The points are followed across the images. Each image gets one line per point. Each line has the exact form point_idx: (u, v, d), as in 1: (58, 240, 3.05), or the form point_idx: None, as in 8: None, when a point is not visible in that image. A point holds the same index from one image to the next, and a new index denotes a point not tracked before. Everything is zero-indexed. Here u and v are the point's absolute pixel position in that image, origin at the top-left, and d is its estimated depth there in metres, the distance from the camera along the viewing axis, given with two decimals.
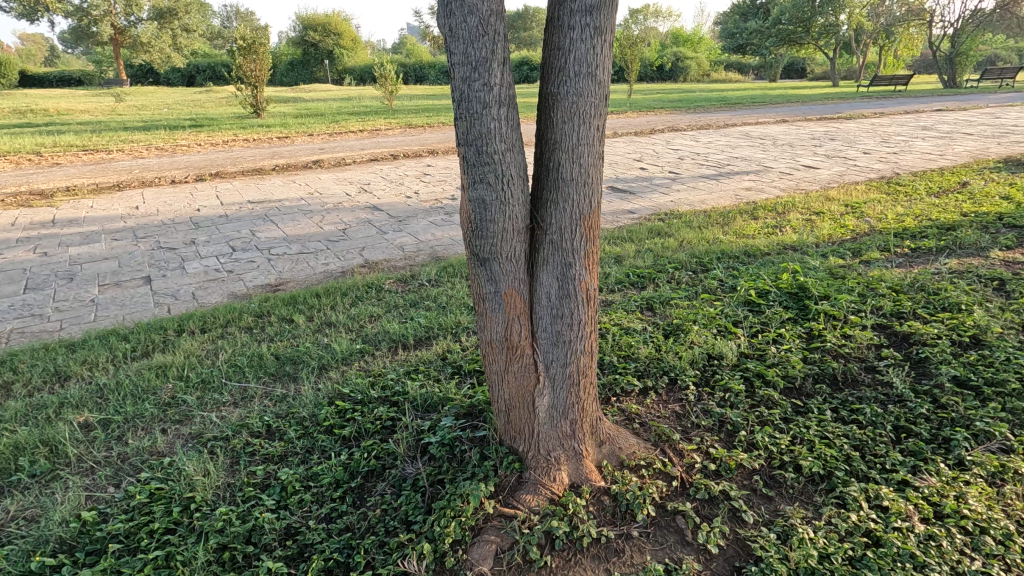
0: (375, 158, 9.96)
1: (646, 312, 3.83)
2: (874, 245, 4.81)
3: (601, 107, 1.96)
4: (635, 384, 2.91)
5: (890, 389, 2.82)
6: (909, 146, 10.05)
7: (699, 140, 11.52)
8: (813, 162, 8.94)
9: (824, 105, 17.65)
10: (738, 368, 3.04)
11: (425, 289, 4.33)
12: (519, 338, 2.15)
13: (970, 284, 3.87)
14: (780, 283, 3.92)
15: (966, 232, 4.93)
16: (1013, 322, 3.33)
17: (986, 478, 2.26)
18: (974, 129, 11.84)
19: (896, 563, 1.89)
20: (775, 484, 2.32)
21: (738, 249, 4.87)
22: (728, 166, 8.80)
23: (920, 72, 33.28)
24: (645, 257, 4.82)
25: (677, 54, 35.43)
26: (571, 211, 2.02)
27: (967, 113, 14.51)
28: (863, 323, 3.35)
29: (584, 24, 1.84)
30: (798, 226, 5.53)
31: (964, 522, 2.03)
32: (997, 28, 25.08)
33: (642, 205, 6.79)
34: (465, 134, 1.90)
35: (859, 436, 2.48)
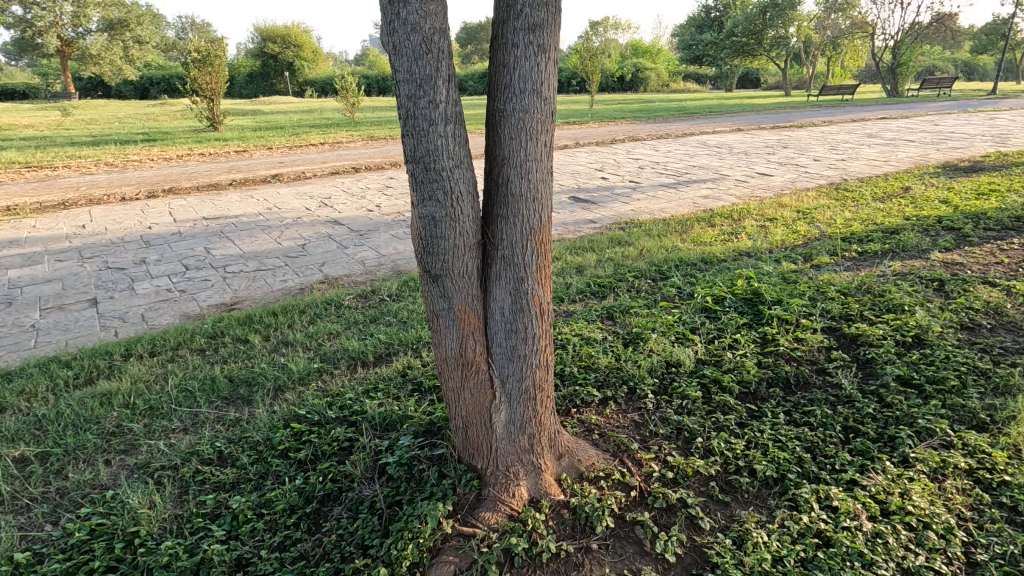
0: (336, 171, 9.84)
1: (606, 321, 3.87)
2: (824, 250, 4.99)
3: (547, 123, 1.98)
4: (595, 394, 2.93)
5: (839, 390, 2.91)
6: (856, 153, 10.51)
7: (658, 149, 11.80)
8: (767, 170, 9.25)
9: (777, 114, 18.36)
10: (696, 374, 3.10)
11: (386, 304, 4.27)
12: (473, 354, 2.14)
13: (912, 286, 4.05)
14: (735, 289, 4.02)
15: (909, 235, 5.17)
16: (952, 321, 3.49)
17: (929, 474, 2.34)
18: (916, 135, 12.46)
19: (846, 563, 1.94)
20: (730, 489, 2.36)
21: (695, 257, 4.98)
22: (686, 175, 9.03)
23: (865, 82, 34.93)
24: (605, 266, 4.88)
25: (636, 65, 36.33)
26: (521, 225, 2.03)
27: (908, 121, 15.28)
28: (813, 326, 3.47)
29: (528, 42, 1.86)
30: (752, 232, 5.70)
31: (909, 518, 2.10)
32: (933, 41, 26.57)
33: (603, 214, 6.89)
34: (413, 152, 1.89)
35: (810, 439, 2.55)
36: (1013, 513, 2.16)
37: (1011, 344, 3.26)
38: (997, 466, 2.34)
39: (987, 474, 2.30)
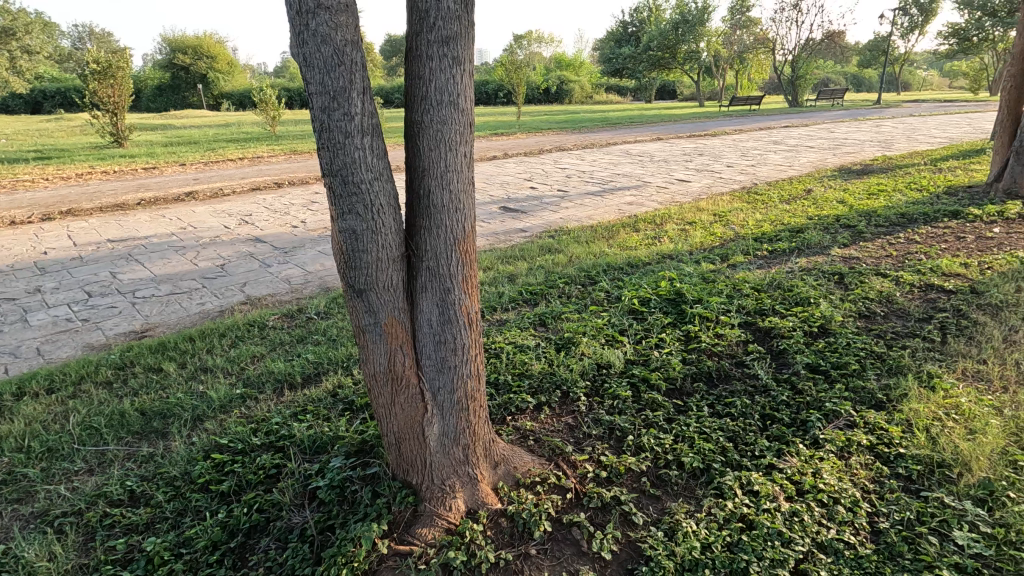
0: (257, 187, 9.42)
1: (539, 328, 3.92)
2: (738, 250, 5.31)
3: (466, 134, 2.01)
4: (530, 401, 2.96)
5: (756, 380, 3.10)
6: (764, 159, 11.29)
7: (584, 158, 12.15)
8: (686, 176, 9.75)
9: (693, 123, 19.42)
10: (625, 374, 3.20)
11: (314, 323, 4.12)
12: (403, 368, 2.11)
13: (817, 280, 4.38)
14: (660, 290, 4.20)
15: (812, 234, 5.60)
16: (851, 311, 3.81)
17: (836, 452, 2.53)
18: (814, 142, 13.55)
19: (767, 543, 2.06)
20: (661, 483, 2.44)
21: (622, 261, 5.15)
22: (611, 183, 9.34)
23: (770, 93, 37.67)
24: (537, 274, 4.96)
25: (560, 78, 37.35)
26: (445, 236, 2.03)
27: (808, 129, 16.60)
28: (731, 322, 3.67)
29: (442, 55, 1.87)
30: (673, 236, 5.97)
31: (821, 496, 2.25)
32: (825, 55, 29.05)
33: (533, 223, 7.00)
34: (330, 164, 1.85)
35: (732, 429, 2.70)
36: (909, 481, 2.37)
37: (901, 329, 3.60)
38: (894, 441, 2.56)
39: (886, 449, 2.52)
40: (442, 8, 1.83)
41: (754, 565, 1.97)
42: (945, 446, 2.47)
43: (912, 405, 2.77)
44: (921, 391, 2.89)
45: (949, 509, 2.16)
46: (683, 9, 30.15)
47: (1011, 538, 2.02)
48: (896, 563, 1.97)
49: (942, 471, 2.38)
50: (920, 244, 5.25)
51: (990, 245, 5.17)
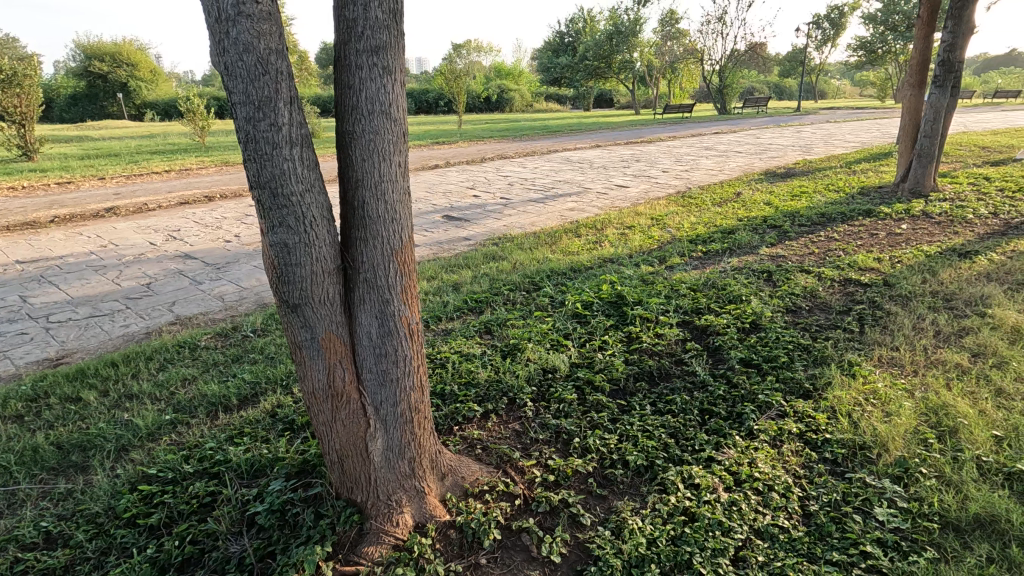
0: (185, 200, 8.96)
1: (484, 336, 3.92)
2: (675, 252, 5.51)
3: (399, 144, 1.99)
4: (476, 409, 2.95)
5: (694, 377, 3.22)
6: (697, 164, 11.79)
7: (526, 166, 12.30)
8: (624, 182, 10.04)
9: (630, 131, 20.04)
10: (571, 377, 3.25)
11: (251, 340, 3.96)
12: (343, 384, 2.06)
13: (748, 278, 4.61)
14: (601, 294, 4.29)
15: (742, 235, 5.89)
16: (779, 306, 4.03)
17: (770, 441, 2.66)
18: (742, 148, 14.28)
19: (709, 533, 2.13)
20: (608, 483, 2.49)
21: (565, 266, 5.24)
22: (553, 189, 9.50)
23: (701, 101, 39.38)
24: (481, 282, 4.96)
25: (501, 87, 37.70)
26: (381, 247, 2.00)
27: (736, 135, 17.48)
28: (669, 322, 3.81)
29: (371, 64, 1.85)
30: (614, 240, 6.12)
31: (756, 484, 2.36)
32: (749, 66, 30.72)
33: (477, 231, 7.01)
34: (257, 177, 1.79)
35: (672, 425, 2.79)
36: (835, 465, 2.52)
37: (824, 321, 3.84)
38: (821, 427, 2.72)
39: (814, 435, 2.67)
40: (370, 17, 1.81)
41: (697, 556, 2.03)
42: (865, 429, 2.65)
43: (835, 393, 2.95)
44: (843, 378, 3.09)
45: (871, 487, 2.32)
46: (617, 20, 31.10)
47: (924, 510, 2.18)
48: (826, 542, 2.09)
49: (864, 452, 2.55)
50: (839, 241, 5.63)
51: (898, 240, 5.61)
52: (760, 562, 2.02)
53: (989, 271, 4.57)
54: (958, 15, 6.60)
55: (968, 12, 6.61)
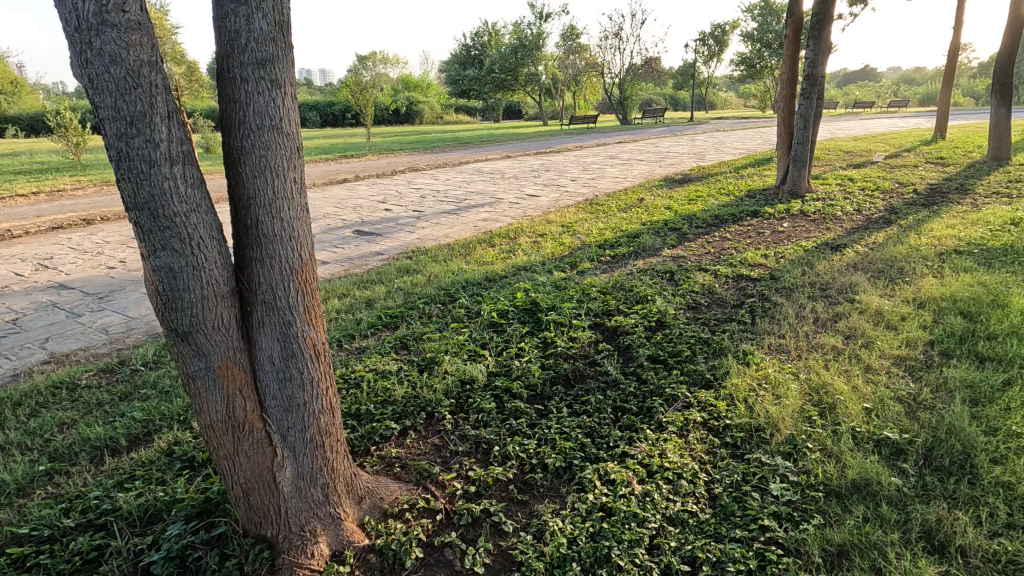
0: (58, 225, 8.08)
1: (400, 351, 3.84)
2: (585, 257, 5.71)
3: (294, 159, 1.93)
4: (394, 427, 2.90)
5: (607, 376, 3.35)
6: (602, 172, 12.32)
7: (438, 178, 12.26)
8: (535, 191, 10.27)
9: (539, 141, 20.61)
10: (489, 387, 3.27)
11: (141, 375, 3.62)
12: (245, 413, 1.94)
13: (653, 279, 4.87)
14: (516, 302, 4.36)
15: (646, 238, 6.23)
16: (681, 304, 4.30)
17: (677, 431, 2.81)
18: (643, 155, 15.12)
19: (625, 525, 2.22)
20: (528, 487, 2.52)
21: (479, 276, 5.27)
22: (466, 201, 9.54)
23: (604, 112, 41.29)
24: (396, 296, 4.87)
25: (410, 99, 37.44)
26: (280, 266, 1.92)
27: (637, 144, 18.48)
28: (582, 325, 3.95)
29: (258, 77, 1.78)
30: (526, 248, 6.24)
31: (667, 474, 2.49)
32: (645, 79, 32.65)
33: (389, 245, 6.87)
34: (134, 198, 1.66)
35: (588, 425, 2.88)
36: (735, 448, 2.71)
37: (721, 315, 4.14)
38: (721, 414, 2.92)
39: (715, 422, 2.86)
40: (254, 29, 1.75)
41: (615, 549, 2.10)
42: (759, 412, 2.88)
43: (733, 381, 3.18)
44: (739, 366, 3.34)
45: (766, 466, 2.52)
46: (521, 34, 31.87)
47: (812, 481, 2.40)
48: (730, 521, 2.23)
49: (759, 434, 2.76)
50: (731, 241, 6.09)
51: (781, 237, 6.17)
52: (672, 547, 2.12)
53: (856, 261, 5.13)
54: (818, 35, 7.41)
55: (826, 32, 7.42)
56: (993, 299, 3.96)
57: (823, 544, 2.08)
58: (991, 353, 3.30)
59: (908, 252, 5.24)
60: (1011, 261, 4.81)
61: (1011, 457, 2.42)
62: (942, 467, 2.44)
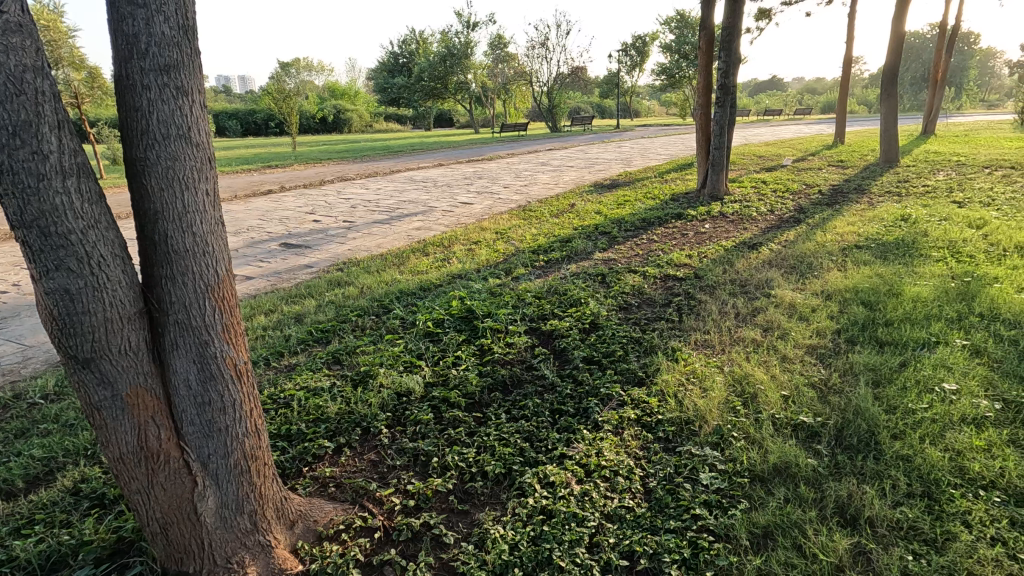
0: None
1: (333, 366, 3.72)
2: (519, 263, 5.77)
3: (205, 170, 1.83)
4: (327, 446, 2.80)
5: (544, 380, 3.40)
6: (534, 178, 12.52)
7: (369, 187, 12.02)
8: (469, 199, 10.28)
9: (471, 149, 20.67)
10: (426, 398, 3.22)
11: (40, 408, 3.29)
12: (159, 442, 1.81)
13: (586, 282, 4.98)
14: (452, 310, 4.33)
15: (578, 243, 6.37)
16: (613, 305, 4.43)
17: (613, 430, 2.89)
18: (573, 162, 15.48)
19: (565, 527, 2.24)
20: (468, 497, 2.50)
21: (414, 286, 5.20)
22: (399, 210, 9.40)
23: (534, 120, 42.01)
24: (326, 310, 4.71)
25: (337, 107, 36.52)
26: (195, 283, 1.81)
27: (567, 151, 18.92)
28: (518, 330, 3.98)
29: (161, 84, 1.68)
30: (461, 256, 6.22)
31: (604, 472, 2.54)
32: (573, 89, 33.52)
33: (319, 258, 6.65)
34: (20, 216, 1.51)
35: (526, 430, 2.89)
36: (668, 442, 2.81)
37: (651, 314, 4.30)
38: (654, 410, 3.03)
39: (648, 418, 2.96)
40: (155, 33, 1.65)
41: (556, 550, 2.12)
42: (688, 406, 3.01)
43: (663, 377, 3.31)
44: (668, 363, 3.48)
45: (696, 457, 2.63)
46: (448, 42, 31.88)
47: (738, 468, 2.52)
48: (664, 513, 2.31)
49: (689, 426, 2.88)
50: (658, 243, 6.34)
51: (704, 238, 6.49)
52: (611, 544, 2.17)
53: (771, 258, 5.48)
54: (729, 47, 7.87)
55: (735, 44, 7.90)
56: (889, 288, 4.35)
57: (750, 527, 2.19)
58: (889, 337, 3.61)
59: (816, 248, 5.66)
60: (902, 253, 5.31)
61: (908, 432, 2.65)
62: (851, 446, 2.63)
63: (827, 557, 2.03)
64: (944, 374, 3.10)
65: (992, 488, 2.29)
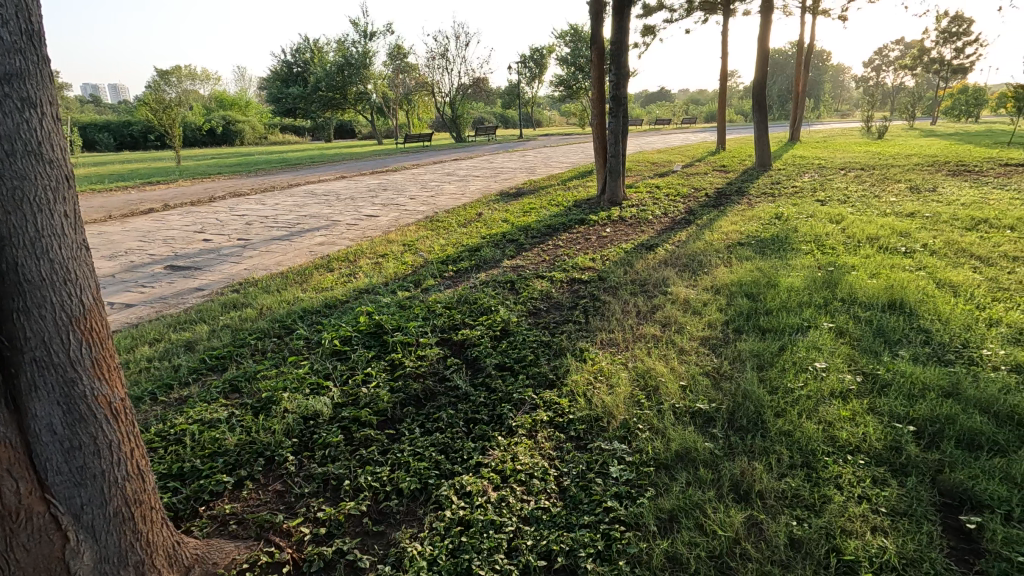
0: None
1: (231, 395, 3.47)
2: (428, 274, 5.71)
3: (60, 189, 1.66)
4: (227, 480, 2.62)
5: (457, 390, 3.38)
6: (441, 189, 12.48)
7: (266, 202, 11.39)
8: (374, 211, 10.04)
9: (375, 160, 20.25)
10: (335, 419, 3.10)
11: None
12: (19, 498, 1.56)
13: (495, 290, 5.04)
14: (359, 326, 4.20)
15: (486, 251, 6.43)
16: (523, 311, 4.52)
17: (527, 433, 2.94)
18: (479, 172, 15.63)
19: (484, 535, 2.25)
20: (383, 517, 2.43)
21: (318, 303, 4.99)
22: (299, 225, 8.98)
23: (439, 130, 41.94)
24: (221, 335, 4.40)
25: (226, 118, 34.29)
26: (54, 314, 1.62)
27: (472, 161, 19.07)
28: (429, 342, 3.94)
29: (2, 95, 1.50)
30: (368, 270, 6.05)
31: (519, 476, 2.58)
32: (475, 100, 33.88)
33: (211, 279, 6.19)
34: None
35: (442, 441, 2.87)
36: (579, 439, 2.90)
37: (558, 318, 4.43)
38: (565, 410, 3.12)
39: (560, 419, 3.04)
40: None
41: (475, 560, 2.11)
42: (597, 403, 3.13)
43: (573, 377, 3.42)
44: (577, 363, 3.60)
45: (606, 451, 2.74)
46: (345, 51, 31.14)
47: (644, 458, 2.66)
48: (579, 509, 2.38)
49: (598, 423, 3.00)
50: (563, 248, 6.55)
51: (605, 242, 6.80)
52: (529, 546, 2.19)
53: (666, 258, 5.84)
54: (618, 61, 8.31)
55: (624, 59, 8.36)
56: (768, 281, 4.79)
57: (657, 514, 2.32)
58: (769, 325, 3.98)
59: (705, 247, 6.11)
60: (777, 248, 5.87)
61: (787, 409, 2.94)
62: (742, 427, 2.87)
63: (725, 532, 2.18)
64: (814, 354, 3.47)
65: (857, 452, 2.58)
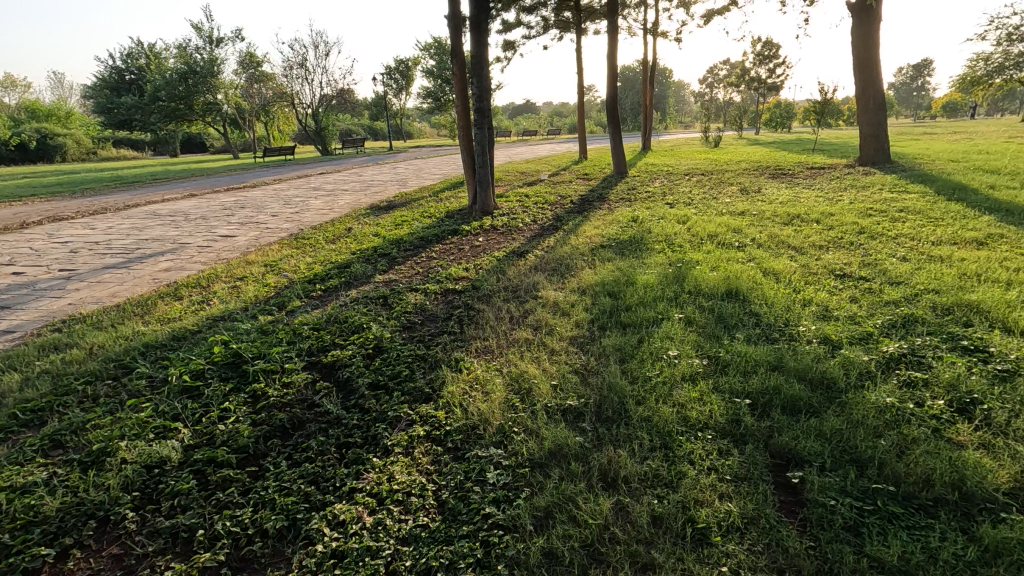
0: None
1: (52, 452, 2.97)
2: (294, 295, 5.38)
3: None
4: (47, 553, 2.24)
5: (328, 415, 3.21)
6: (306, 204, 11.86)
7: (95, 226, 10.00)
8: (229, 231, 9.24)
9: (231, 175, 18.71)
10: (186, 464, 2.79)
11: None
12: None
13: (367, 306, 4.87)
14: (214, 357, 3.82)
15: (357, 267, 6.20)
16: (396, 326, 4.42)
17: (403, 451, 2.87)
18: (347, 185, 15.11)
19: (358, 563, 2.14)
20: (245, 563, 2.23)
21: (164, 336, 4.47)
22: (139, 250, 8.00)
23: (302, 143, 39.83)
24: (38, 383, 3.76)
25: (40, 130, 29.58)
26: None
27: (340, 174, 18.38)
28: (295, 368, 3.70)
29: None
30: (223, 296, 5.55)
31: (396, 496, 2.51)
32: (340, 111, 32.73)
33: (24, 319, 5.27)
34: None
35: (311, 472, 2.70)
36: (456, 450, 2.90)
37: (433, 329, 4.40)
38: (441, 423, 3.10)
39: (437, 431, 3.02)
40: None
41: None
42: (473, 411, 3.15)
43: (449, 389, 3.40)
44: (452, 374, 3.60)
45: (482, 458, 2.76)
46: (188, 58, 28.49)
47: (519, 461, 2.72)
48: (457, 521, 2.37)
49: (475, 431, 3.01)
50: (437, 259, 6.53)
51: (478, 250, 6.90)
52: (407, 566, 2.13)
53: (536, 264, 6.06)
54: (479, 74, 8.46)
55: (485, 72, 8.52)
56: (627, 279, 5.17)
57: (533, 512, 2.38)
58: (629, 320, 4.29)
59: (571, 251, 6.44)
60: (634, 248, 6.36)
61: (646, 396, 3.18)
62: (608, 418, 3.05)
63: (596, 520, 2.30)
64: (668, 344, 3.80)
65: (706, 429, 2.86)
